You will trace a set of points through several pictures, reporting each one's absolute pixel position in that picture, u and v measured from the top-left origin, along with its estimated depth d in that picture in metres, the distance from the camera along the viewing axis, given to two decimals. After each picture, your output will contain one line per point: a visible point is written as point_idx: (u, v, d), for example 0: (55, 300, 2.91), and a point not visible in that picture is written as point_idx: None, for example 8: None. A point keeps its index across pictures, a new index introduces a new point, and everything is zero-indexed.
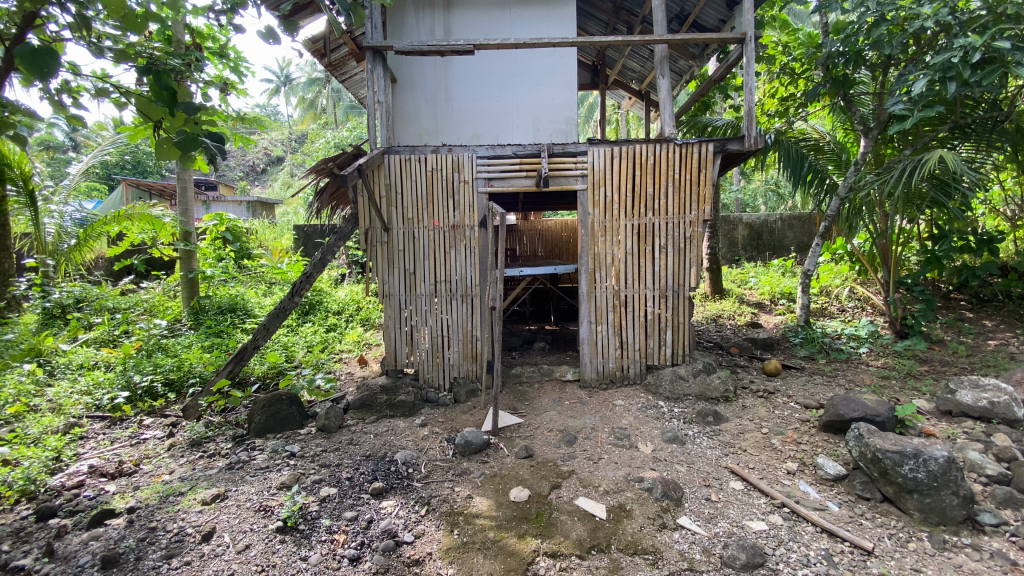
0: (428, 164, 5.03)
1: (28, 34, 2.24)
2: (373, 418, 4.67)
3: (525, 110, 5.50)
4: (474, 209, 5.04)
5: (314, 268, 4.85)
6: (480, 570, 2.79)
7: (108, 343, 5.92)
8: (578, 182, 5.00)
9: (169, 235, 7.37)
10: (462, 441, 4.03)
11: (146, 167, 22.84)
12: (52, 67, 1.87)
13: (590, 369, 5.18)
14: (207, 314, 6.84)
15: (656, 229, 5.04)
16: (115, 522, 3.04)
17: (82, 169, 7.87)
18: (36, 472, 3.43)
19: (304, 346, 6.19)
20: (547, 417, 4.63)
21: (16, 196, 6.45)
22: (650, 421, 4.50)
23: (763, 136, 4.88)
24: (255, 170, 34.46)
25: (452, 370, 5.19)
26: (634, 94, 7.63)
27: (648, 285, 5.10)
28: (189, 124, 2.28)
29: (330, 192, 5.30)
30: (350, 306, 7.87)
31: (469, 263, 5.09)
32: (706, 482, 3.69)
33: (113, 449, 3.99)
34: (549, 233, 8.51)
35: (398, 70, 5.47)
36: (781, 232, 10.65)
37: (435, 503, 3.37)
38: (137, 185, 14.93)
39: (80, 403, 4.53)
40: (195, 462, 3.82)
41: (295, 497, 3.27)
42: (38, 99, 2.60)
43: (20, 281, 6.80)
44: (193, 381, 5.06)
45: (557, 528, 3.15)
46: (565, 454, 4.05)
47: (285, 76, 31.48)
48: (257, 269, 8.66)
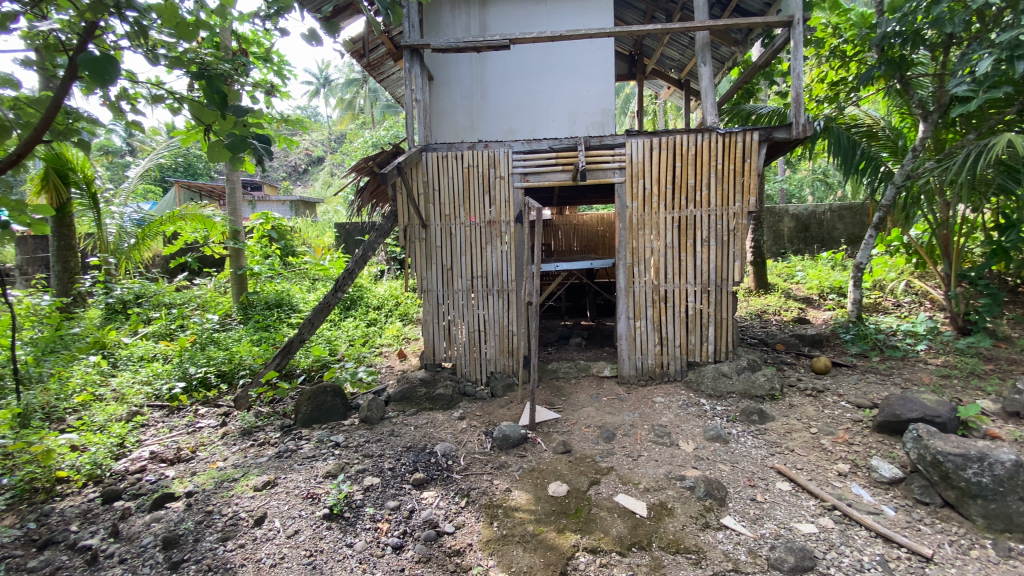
0: (464, 161, 5.07)
1: (89, 44, 2.35)
2: (413, 410, 4.77)
3: (561, 104, 5.45)
4: (510, 204, 5.04)
5: (356, 264, 4.97)
6: (520, 563, 2.80)
7: (165, 336, 6.28)
8: (616, 175, 4.94)
9: (219, 235, 7.70)
10: (500, 435, 4.05)
11: (197, 169, 24.00)
12: (112, 74, 1.95)
13: (629, 366, 5.10)
14: (255, 309, 7.13)
15: (698, 221, 4.90)
16: (175, 506, 3.21)
17: (140, 172, 8.32)
18: (102, 457, 3.67)
19: (346, 340, 6.38)
20: (585, 413, 4.59)
21: (80, 198, 6.92)
22: (692, 419, 4.40)
23: (812, 123, 4.67)
24: (297, 171, 35.66)
25: (489, 364, 5.22)
26: (672, 84, 7.43)
27: (690, 279, 4.97)
28: (238, 126, 2.35)
29: (370, 190, 5.42)
30: (390, 301, 8.05)
31: (505, 259, 5.08)
32: (751, 482, 3.58)
33: (171, 437, 4.22)
34: (586, 228, 8.43)
35: (435, 67, 5.50)
36: (830, 223, 10.17)
37: (474, 495, 3.41)
38: (189, 187, 15.72)
39: (141, 393, 4.81)
40: (247, 450, 4.00)
41: (340, 486, 3.37)
42: (100, 105, 2.76)
43: (86, 278, 7.22)
44: (243, 373, 5.29)
45: (597, 525, 3.12)
46: (603, 450, 4.01)
47: (325, 78, 32.42)
48: (301, 266, 8.95)
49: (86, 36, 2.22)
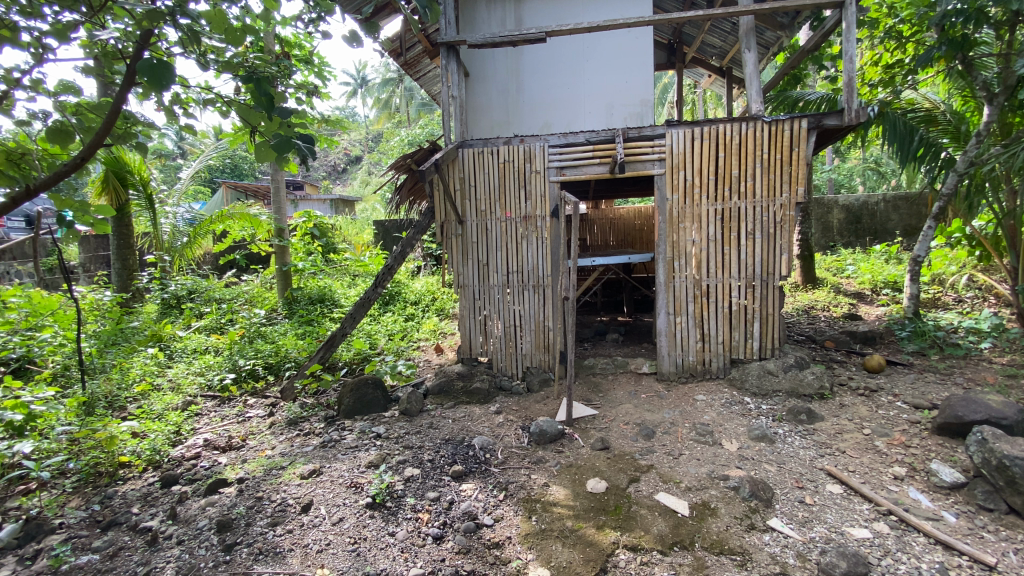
0: (500, 156, 5.07)
1: (145, 52, 2.48)
2: (450, 404, 4.82)
3: (598, 96, 5.37)
4: (546, 199, 5.01)
5: (394, 260, 5.06)
6: (559, 558, 2.79)
7: (216, 330, 6.59)
8: (655, 167, 4.83)
9: (265, 233, 8.01)
10: (538, 430, 4.04)
11: (243, 169, 25.05)
12: (168, 79, 2.02)
13: (669, 363, 4.99)
14: (299, 304, 7.38)
15: (742, 213, 4.74)
16: (227, 491, 3.36)
17: (192, 174, 8.72)
18: (160, 443, 3.88)
19: (385, 334, 6.52)
20: (623, 411, 4.53)
21: (138, 200, 7.34)
22: (735, 418, 4.27)
23: (866, 108, 4.43)
24: (336, 171, 36.66)
25: (525, 359, 5.22)
26: (714, 72, 7.22)
27: (734, 273, 4.81)
28: (284, 127, 2.43)
29: (408, 187, 5.50)
30: (427, 296, 8.17)
31: (541, 254, 5.06)
32: (799, 483, 3.45)
33: (223, 425, 4.42)
34: (623, 221, 8.28)
35: (471, 64, 5.51)
36: (883, 215, 9.65)
37: (512, 489, 3.42)
38: (237, 188, 16.42)
39: (195, 383, 5.05)
40: (293, 439, 4.14)
41: (382, 476, 3.45)
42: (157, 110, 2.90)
43: (143, 275, 7.63)
44: (289, 365, 5.50)
45: (637, 523, 3.07)
46: (643, 448, 3.94)
47: (362, 78, 33.17)
48: (342, 262, 9.19)
49: (142, 43, 2.34)
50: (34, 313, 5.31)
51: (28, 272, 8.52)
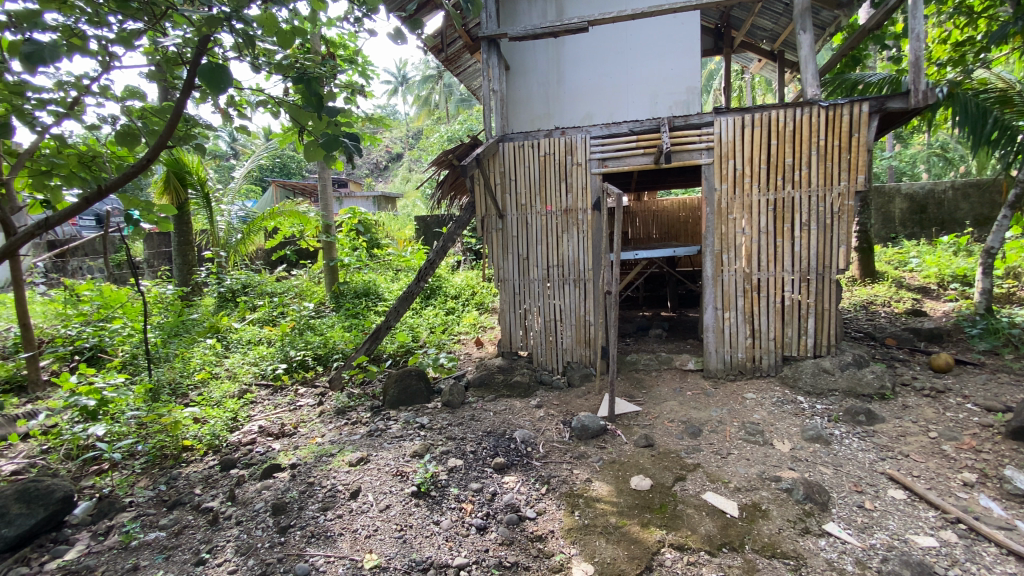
0: (541, 149, 5.03)
1: (202, 58, 2.59)
2: (491, 397, 4.85)
3: (641, 85, 5.24)
4: (588, 191, 4.92)
5: (436, 254, 5.14)
6: (603, 554, 2.76)
7: (268, 322, 6.88)
8: (702, 157, 4.68)
9: (313, 229, 8.29)
10: (580, 425, 4.01)
11: (291, 168, 26.00)
12: (225, 81, 2.08)
13: (716, 359, 4.84)
14: (346, 298, 7.61)
15: (797, 204, 4.53)
16: (281, 475, 3.51)
17: (244, 173, 9.12)
18: (220, 429, 4.09)
19: (427, 327, 6.62)
20: (668, 408, 4.43)
21: (196, 199, 7.77)
22: (787, 418, 4.10)
23: (935, 89, 4.12)
24: (378, 168, 37.49)
25: (566, 354, 5.17)
26: (764, 56, 6.92)
27: (787, 266, 4.60)
28: (332, 125, 2.49)
29: (449, 182, 5.55)
30: (467, 291, 8.25)
31: (582, 247, 4.99)
32: (858, 487, 3.27)
33: (276, 413, 4.62)
34: (666, 214, 8.08)
35: (511, 57, 5.50)
36: (952, 204, 8.95)
37: (555, 483, 3.41)
38: (285, 186, 17.04)
39: (250, 372, 5.30)
40: (342, 428, 4.28)
41: (427, 466, 3.52)
42: (213, 112, 3.05)
43: (202, 270, 8.03)
44: (337, 356, 5.69)
45: (683, 522, 3.00)
46: (689, 446, 3.84)
47: (403, 76, 33.78)
48: (386, 257, 9.42)
49: (201, 49, 2.44)
50: (105, 307, 5.79)
51: (100, 267, 9.16)
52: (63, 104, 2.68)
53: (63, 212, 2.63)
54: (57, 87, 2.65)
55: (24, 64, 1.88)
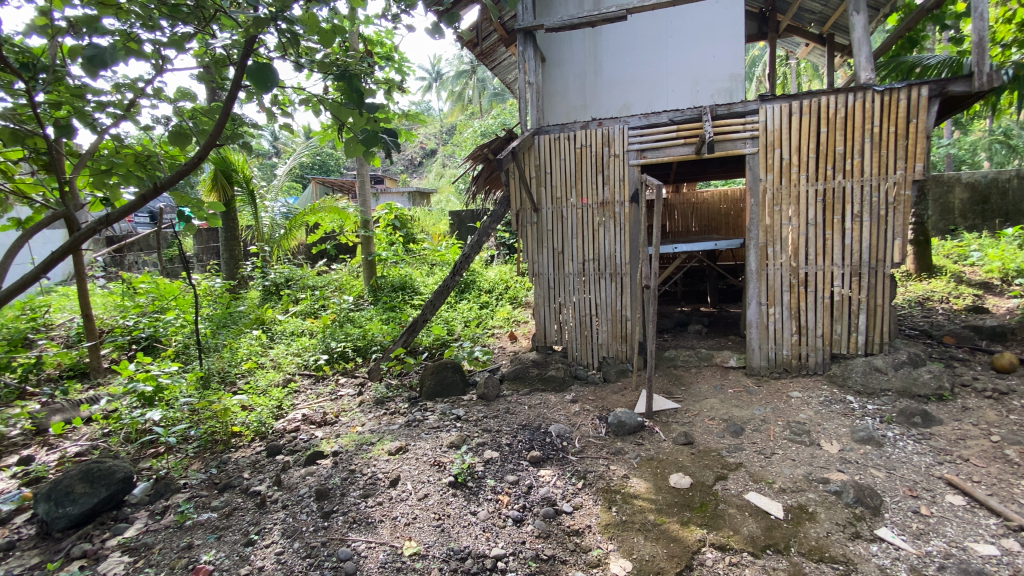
0: (577, 141, 4.98)
1: (248, 60, 2.68)
2: (526, 390, 4.85)
3: (681, 73, 5.09)
4: (626, 183, 4.84)
5: (471, 248, 5.18)
6: (641, 551, 2.72)
7: (310, 314, 7.10)
8: (747, 146, 4.53)
9: (353, 224, 8.49)
10: (616, 421, 3.96)
11: (330, 166, 26.69)
12: (272, 79, 2.14)
13: (759, 357, 4.69)
14: (383, 291, 7.78)
15: (848, 194, 4.33)
16: (324, 462, 3.62)
17: (287, 170, 9.41)
18: (266, 416, 4.24)
19: (462, 321, 6.68)
20: (708, 405, 4.32)
21: (242, 195, 8.07)
22: (836, 418, 3.93)
23: (1002, 71, 3.84)
24: (413, 164, 38.00)
25: (601, 349, 5.11)
26: (812, 40, 6.62)
27: (837, 260, 4.40)
28: (371, 122, 2.55)
29: (484, 176, 5.56)
30: (500, 285, 8.26)
31: (619, 241, 4.91)
32: (913, 492, 3.11)
33: (318, 402, 4.76)
34: (706, 206, 7.87)
35: (548, 49, 5.46)
36: (1017, 193, 8.47)
37: (591, 478, 3.39)
38: (324, 183, 17.49)
39: (294, 362, 5.48)
40: (381, 417, 4.37)
41: (463, 457, 3.55)
42: (259, 111, 3.16)
43: (247, 263, 8.33)
44: (376, 348, 5.82)
45: (725, 522, 2.93)
46: (731, 445, 3.74)
47: (437, 73, 34.06)
48: (421, 252, 9.54)
49: (248, 49, 2.51)
50: (160, 299, 6.11)
51: (154, 261, 9.66)
52: (120, 107, 2.86)
53: (122, 209, 2.74)
54: (115, 90, 2.80)
55: (85, 68, 1.99)
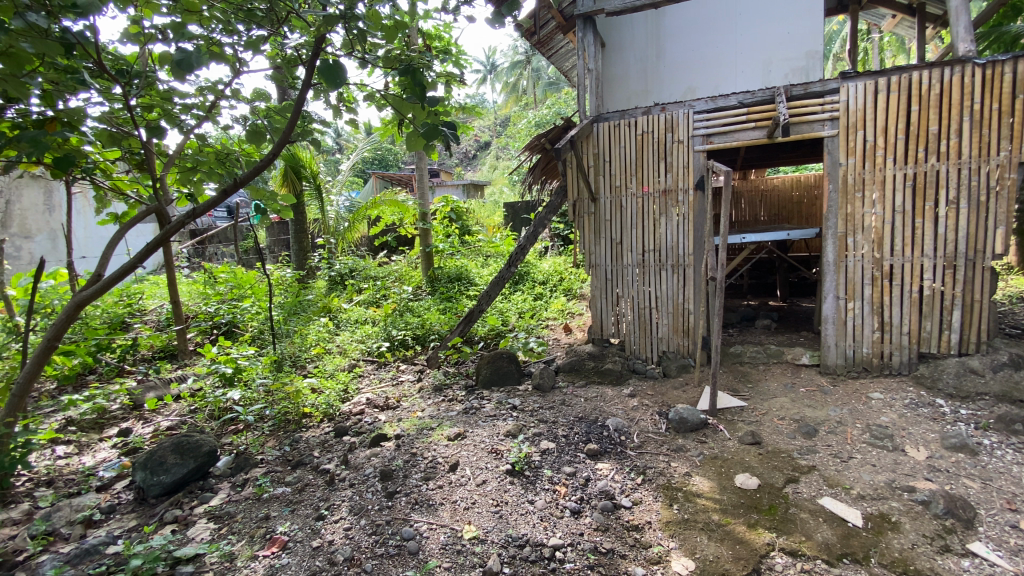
0: (638, 128, 4.86)
1: (317, 60, 2.79)
2: (582, 382, 4.81)
3: (752, 52, 4.81)
4: (689, 170, 4.64)
5: (526, 239, 5.19)
6: (705, 551, 2.64)
7: (373, 303, 7.39)
8: (825, 128, 4.26)
9: (411, 217, 8.78)
10: (677, 417, 3.85)
11: (389, 160, 27.58)
12: (341, 78, 2.21)
13: (836, 355, 4.39)
14: (440, 282, 7.95)
15: (943, 178, 3.95)
16: (387, 444, 3.76)
17: (350, 165, 9.80)
18: (333, 399, 4.47)
19: (516, 312, 6.73)
20: (777, 404, 4.11)
21: (310, 190, 8.50)
22: (922, 422, 3.63)
23: None
24: (468, 157, 38.51)
25: (661, 343, 4.96)
26: (899, 12, 6.05)
27: (927, 251, 4.03)
28: (431, 115, 2.58)
29: (541, 166, 5.54)
30: (554, 276, 8.22)
31: (681, 231, 4.73)
32: (1012, 506, 2.82)
33: (380, 387, 4.96)
34: (776, 194, 7.45)
35: (607, 34, 5.33)
36: None
37: (651, 474, 3.32)
38: (385, 177, 18.15)
39: (358, 349, 5.74)
40: (440, 404, 4.49)
41: (520, 446, 3.59)
42: (326, 107, 3.29)
43: (315, 255, 8.74)
44: (434, 337, 5.99)
45: (797, 527, 2.78)
46: (803, 447, 3.55)
47: (492, 65, 34.23)
48: (476, 243, 9.67)
49: (319, 47, 2.61)
50: (238, 287, 6.57)
51: (231, 252, 10.38)
52: (203, 108, 3.13)
53: (206, 204, 2.92)
54: (198, 92, 3.03)
55: (175, 71, 2.14)
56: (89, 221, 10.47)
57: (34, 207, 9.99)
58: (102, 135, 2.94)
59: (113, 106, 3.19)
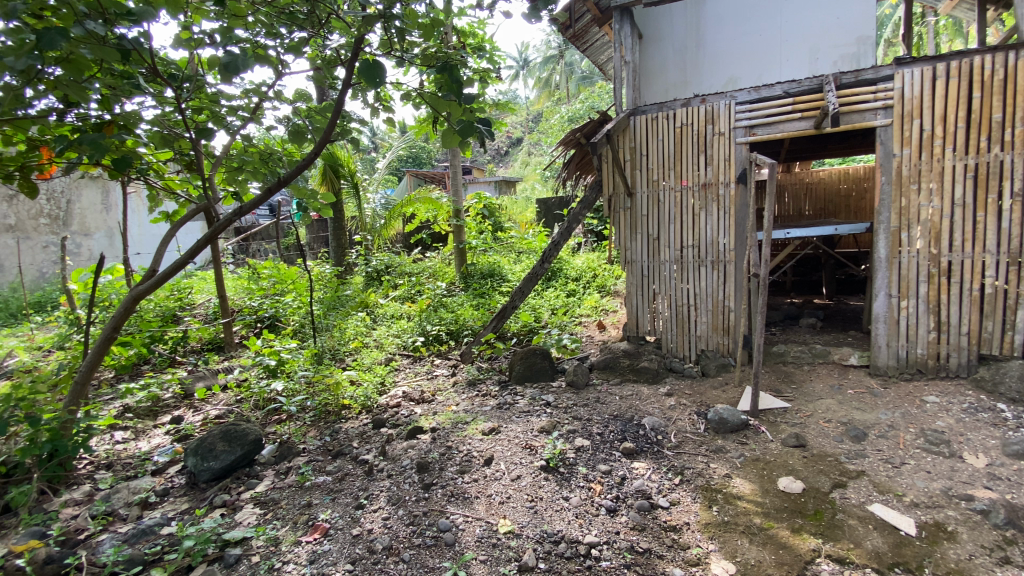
0: (677, 120, 4.75)
1: (356, 61, 2.86)
2: (617, 380, 4.75)
3: (798, 40, 4.63)
4: (731, 163, 4.51)
5: (561, 235, 5.17)
6: (746, 555, 2.57)
7: (408, 298, 7.53)
8: (877, 118, 4.06)
9: (445, 214, 8.89)
10: (717, 417, 3.76)
11: (422, 158, 27.97)
12: (380, 76, 2.25)
13: (887, 356, 4.18)
14: (473, 278, 8.02)
15: (1007, 169, 3.72)
16: (423, 437, 3.83)
17: (386, 164, 9.98)
18: (371, 391, 4.57)
19: (549, 309, 6.71)
20: (823, 406, 3.96)
21: (348, 188, 8.71)
22: (983, 428, 3.43)
23: None
24: (500, 154, 38.64)
25: (700, 342, 4.84)
26: None
27: (990, 246, 3.81)
28: (468, 112, 2.61)
29: (576, 161, 5.48)
30: (588, 273, 8.15)
31: (722, 226, 4.60)
32: None
33: (416, 381, 5.05)
34: (823, 187, 7.15)
35: (645, 25, 5.23)
36: None
37: (689, 474, 3.25)
38: (419, 175, 18.46)
39: (394, 343, 5.86)
40: (474, 398, 4.53)
41: (555, 442, 3.57)
42: (365, 107, 3.36)
43: (352, 251, 8.95)
44: (467, 332, 6.04)
45: (844, 533, 2.67)
46: (851, 451, 3.41)
47: (525, 60, 34.17)
48: (509, 240, 9.69)
49: (358, 48, 2.67)
50: (280, 282, 6.79)
51: (273, 249, 10.75)
52: (247, 109, 3.26)
53: (251, 203, 3.03)
54: (243, 95, 3.19)
55: (222, 73, 2.22)
56: (142, 220, 11.06)
57: (93, 206, 10.60)
58: (155, 137, 3.11)
59: (165, 109, 3.35)
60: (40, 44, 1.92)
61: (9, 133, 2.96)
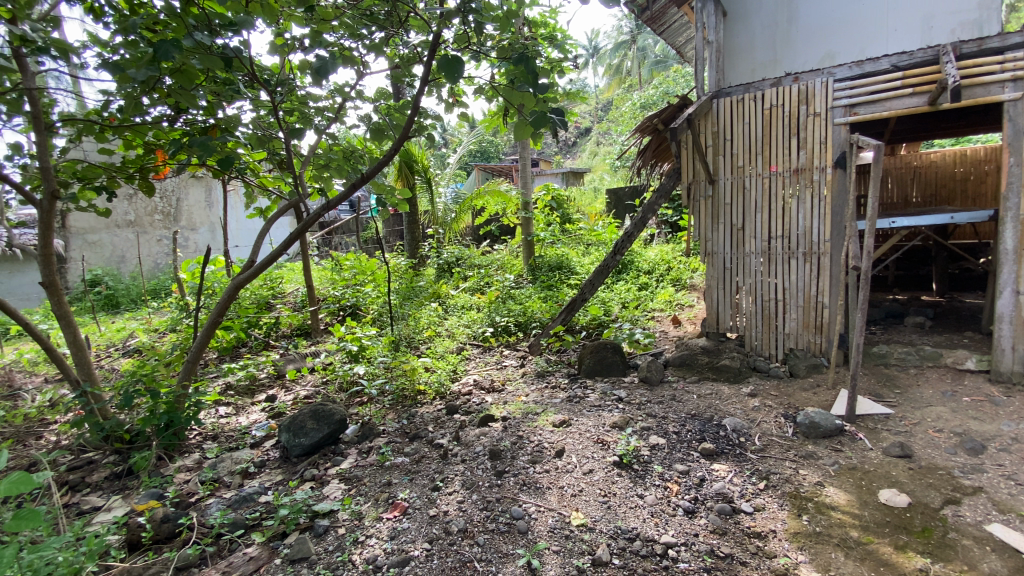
0: (765, 101, 4.45)
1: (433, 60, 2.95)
2: (694, 378, 4.55)
3: (909, 6, 4.16)
4: (828, 146, 4.17)
5: (635, 226, 5.01)
6: (841, 570, 2.39)
7: (478, 289, 7.69)
8: (1006, 91, 3.57)
9: (514, 206, 8.95)
10: (808, 421, 3.52)
11: (490, 152, 28.33)
12: (459, 71, 2.29)
13: (1012, 360, 3.71)
14: (542, 270, 8.02)
15: None
16: (495, 425, 3.90)
17: (457, 158, 10.20)
18: (444, 378, 4.72)
19: (619, 302, 6.56)
20: (933, 414, 3.58)
21: (422, 183, 9.02)
22: None
23: None
24: (567, 144, 38.26)
25: (788, 340, 4.54)
26: None
27: None
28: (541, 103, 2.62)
29: (653, 148, 5.27)
30: (661, 266, 7.88)
31: (816, 215, 4.27)
32: None
33: (486, 370, 5.16)
34: (933, 171, 6.43)
35: (730, 2, 4.93)
36: None
37: (775, 480, 3.07)
38: (488, 169, 18.80)
39: (465, 333, 6.01)
40: (543, 390, 4.55)
41: (628, 438, 3.52)
42: (440, 105, 3.46)
43: (425, 244, 9.28)
44: (535, 324, 6.07)
45: (957, 554, 2.42)
46: (966, 465, 3.06)
47: (594, 48, 33.49)
48: (577, 232, 9.59)
49: (436, 44, 2.74)
50: (360, 273, 7.17)
51: (352, 242, 11.36)
52: (332, 109, 3.45)
53: (339, 198, 3.22)
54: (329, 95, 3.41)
55: (313, 78, 2.37)
56: (239, 216, 12.10)
57: (198, 204, 11.71)
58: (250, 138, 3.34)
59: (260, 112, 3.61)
60: (157, 55, 2.11)
61: (129, 138, 3.31)
